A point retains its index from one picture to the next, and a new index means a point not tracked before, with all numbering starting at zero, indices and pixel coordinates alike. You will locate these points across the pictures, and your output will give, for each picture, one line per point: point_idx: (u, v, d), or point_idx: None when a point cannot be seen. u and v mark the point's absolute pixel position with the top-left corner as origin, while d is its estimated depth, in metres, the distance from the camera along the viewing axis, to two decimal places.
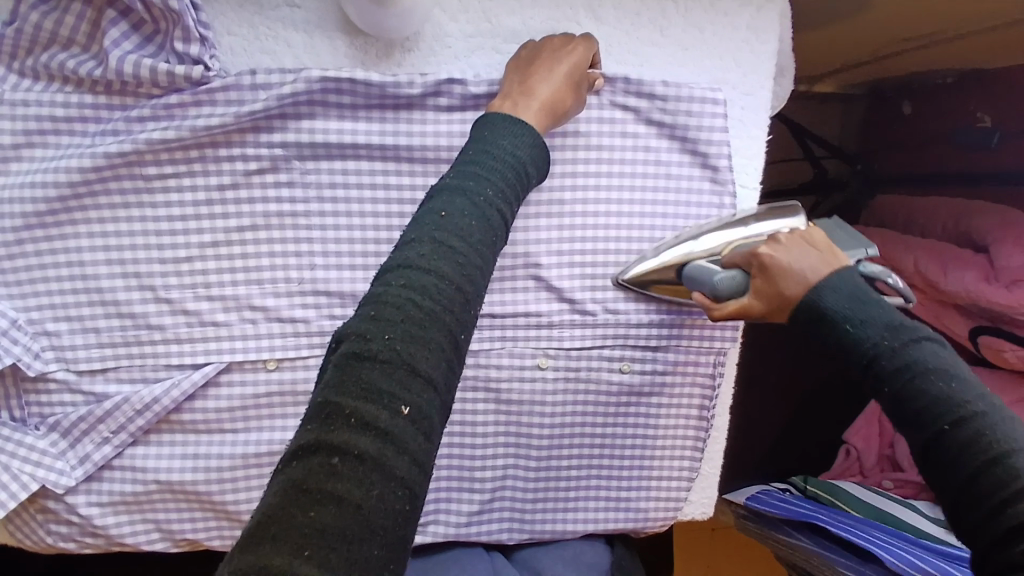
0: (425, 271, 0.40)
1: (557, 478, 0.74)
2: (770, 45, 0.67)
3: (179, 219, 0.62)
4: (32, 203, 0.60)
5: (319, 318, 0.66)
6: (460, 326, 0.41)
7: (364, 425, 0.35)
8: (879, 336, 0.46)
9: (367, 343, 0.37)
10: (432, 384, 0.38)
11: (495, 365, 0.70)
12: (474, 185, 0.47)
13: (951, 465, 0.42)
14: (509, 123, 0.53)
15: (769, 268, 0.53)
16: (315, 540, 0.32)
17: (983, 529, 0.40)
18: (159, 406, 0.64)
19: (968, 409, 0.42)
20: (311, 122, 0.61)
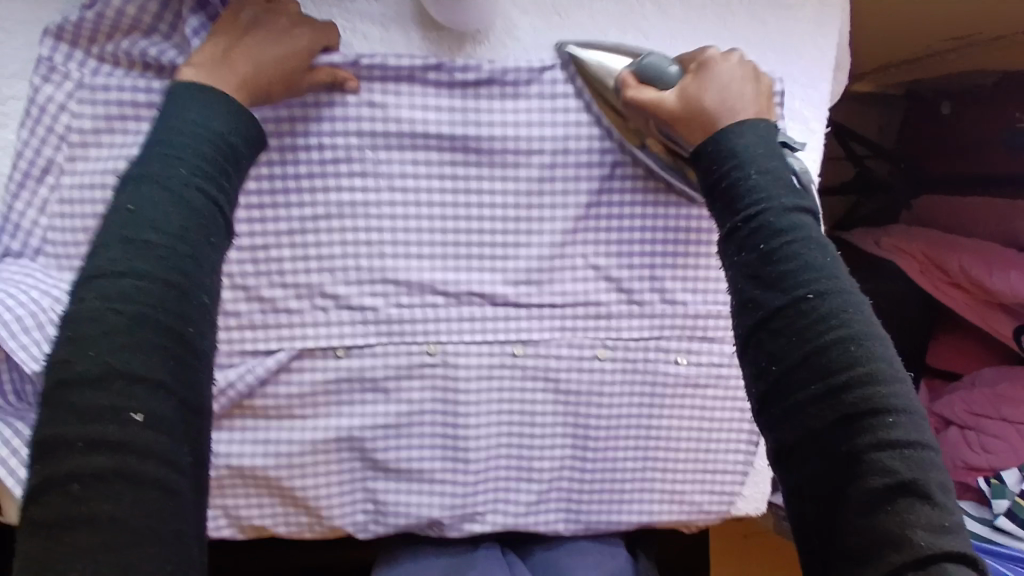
0: (119, 277, 0.45)
1: (612, 469, 0.73)
2: (829, 40, 0.70)
3: (255, 206, 0.64)
4: (110, 187, 0.61)
5: (387, 305, 0.67)
6: (175, 316, 0.46)
7: (95, 441, 0.42)
8: (765, 193, 0.51)
9: (70, 367, 0.44)
10: (150, 380, 0.44)
11: (555, 355, 0.70)
12: (162, 174, 0.49)
13: (796, 332, 0.46)
14: (205, 104, 0.53)
15: (706, 69, 0.60)
16: (68, 546, 0.40)
17: (834, 423, 0.43)
18: (234, 390, 0.66)
19: (828, 282, 0.47)
20: (385, 111, 0.63)
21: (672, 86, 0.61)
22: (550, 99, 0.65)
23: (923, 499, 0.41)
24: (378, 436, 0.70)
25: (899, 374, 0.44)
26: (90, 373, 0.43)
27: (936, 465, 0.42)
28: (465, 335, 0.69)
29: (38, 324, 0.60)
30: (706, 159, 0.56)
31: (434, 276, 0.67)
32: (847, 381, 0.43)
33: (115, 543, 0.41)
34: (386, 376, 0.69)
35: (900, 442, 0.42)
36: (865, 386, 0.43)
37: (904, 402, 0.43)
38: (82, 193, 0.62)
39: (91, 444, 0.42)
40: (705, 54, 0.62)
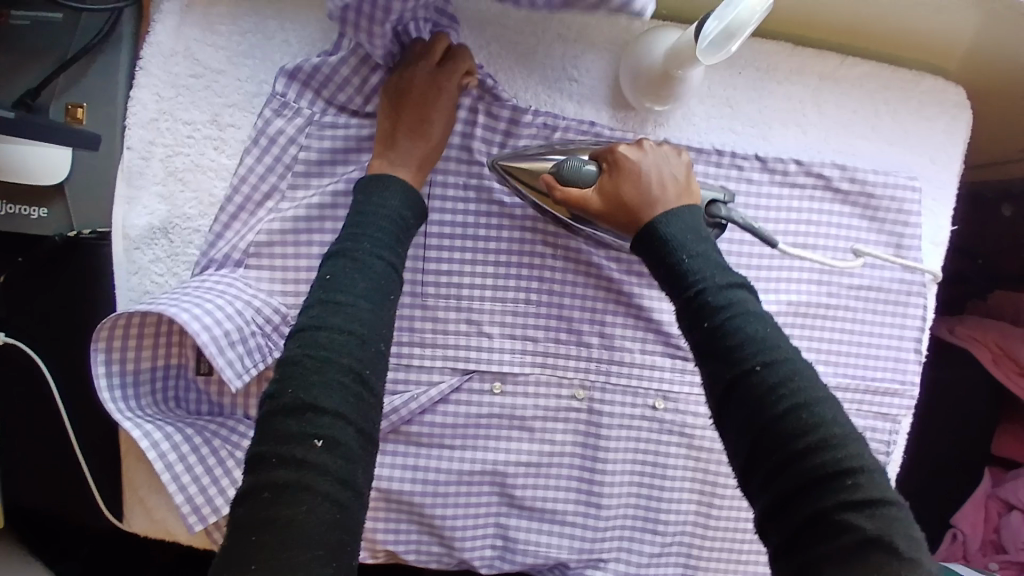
0: (317, 326, 0.49)
1: (736, 528, 0.76)
2: (960, 148, 0.77)
3: (449, 246, 0.70)
4: (315, 208, 0.67)
5: (547, 339, 0.72)
6: (361, 362, 0.49)
7: (287, 459, 0.45)
8: (702, 268, 0.53)
9: (278, 398, 0.47)
10: (339, 414, 0.46)
11: (693, 412, 0.75)
12: (359, 247, 0.54)
13: (758, 407, 0.47)
14: (385, 186, 0.59)
15: (620, 165, 0.61)
16: (261, 560, 0.43)
17: (801, 490, 0.45)
18: (396, 416, 0.70)
19: (777, 352, 0.48)
20: None
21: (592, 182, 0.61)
22: (718, 180, 0.72)
23: (890, 554, 0.42)
24: (520, 474, 0.73)
25: (852, 434, 0.46)
26: (285, 407, 0.46)
27: (898, 524, 0.44)
28: (612, 383, 0.73)
29: (243, 339, 0.64)
30: (650, 239, 0.56)
31: (591, 326, 0.73)
32: (807, 448, 0.45)
33: (291, 545, 0.43)
34: (534, 417, 0.73)
35: (865, 501, 0.43)
36: (829, 449, 0.45)
37: (863, 462, 0.45)
38: (295, 209, 0.67)
39: (283, 459, 0.45)
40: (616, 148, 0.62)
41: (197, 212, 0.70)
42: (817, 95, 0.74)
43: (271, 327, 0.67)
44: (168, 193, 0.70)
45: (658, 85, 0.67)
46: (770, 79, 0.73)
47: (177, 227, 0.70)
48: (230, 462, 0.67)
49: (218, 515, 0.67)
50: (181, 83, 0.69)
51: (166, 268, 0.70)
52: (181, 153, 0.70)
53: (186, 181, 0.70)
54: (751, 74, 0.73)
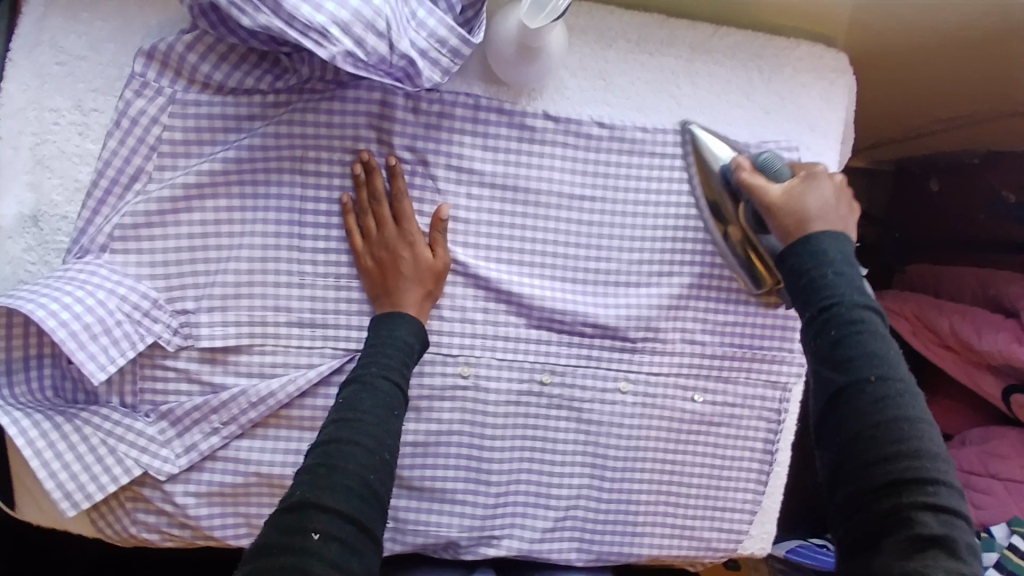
0: (338, 439, 0.53)
1: (628, 499, 0.77)
2: (837, 114, 0.77)
3: (325, 227, 0.69)
4: (182, 185, 0.66)
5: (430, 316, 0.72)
6: (386, 445, 0.55)
7: (290, 549, 0.46)
8: (839, 290, 0.55)
9: (293, 495, 0.49)
10: (337, 511, 0.48)
11: (580, 386, 0.75)
12: (367, 371, 0.60)
13: (856, 418, 0.50)
14: (389, 321, 0.66)
15: (811, 177, 0.64)
16: None
17: (844, 425, 0.50)
18: (274, 400, 0.68)
19: (846, 293, 0.55)
20: (449, 148, 0.69)
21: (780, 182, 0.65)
22: (595, 152, 0.72)
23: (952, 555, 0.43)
24: (407, 454, 0.72)
25: (905, 377, 0.51)
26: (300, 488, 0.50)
27: (943, 471, 0.47)
28: (496, 358, 0.73)
29: (107, 330, 0.64)
30: (802, 255, 0.58)
31: (474, 303, 0.72)
32: (853, 379, 0.51)
33: None
34: (420, 395, 0.72)
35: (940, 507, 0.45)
36: (875, 384, 0.50)
37: (941, 479, 0.46)
38: (158, 191, 0.66)
39: (288, 546, 0.46)
40: (812, 167, 0.66)
41: (64, 198, 0.69)
42: (690, 65, 0.74)
43: (140, 313, 0.66)
44: (35, 180, 0.69)
45: (521, 54, 0.66)
46: (642, 51, 0.73)
47: (48, 215, 0.69)
48: (103, 450, 0.67)
49: (90, 501, 0.67)
50: (45, 71, 0.69)
51: (38, 257, 0.69)
52: (47, 139, 0.69)
53: (53, 168, 0.69)
54: (622, 46, 0.73)
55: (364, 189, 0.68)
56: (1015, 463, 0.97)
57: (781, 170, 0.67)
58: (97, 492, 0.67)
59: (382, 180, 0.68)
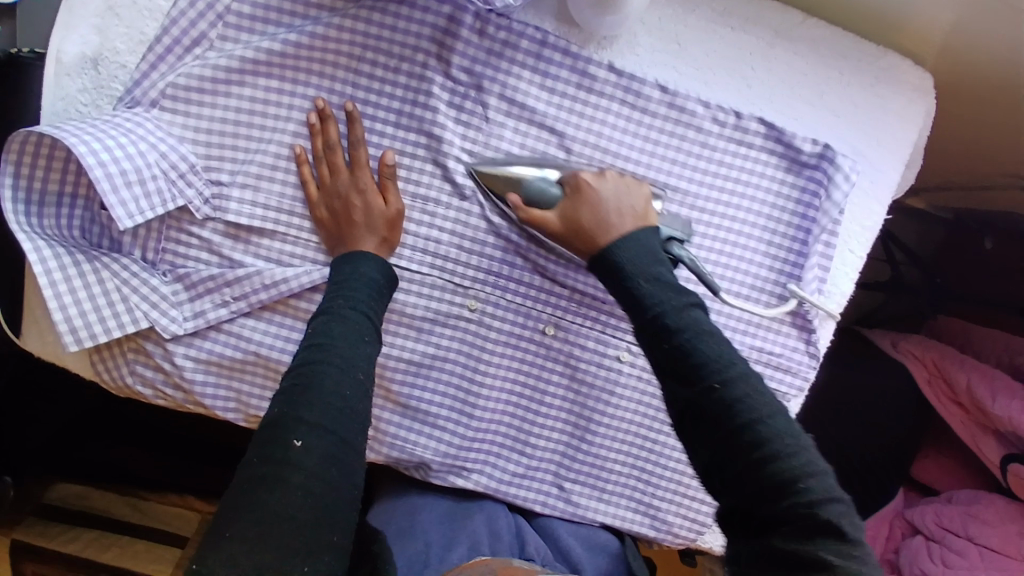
0: (309, 357, 0.58)
1: (602, 466, 0.78)
2: (908, 134, 0.74)
3: (370, 131, 0.69)
4: (237, 60, 0.67)
5: (449, 244, 0.72)
6: (355, 367, 0.59)
7: (270, 449, 0.54)
8: (660, 297, 0.57)
9: (279, 401, 0.57)
10: (318, 427, 0.55)
11: (582, 345, 0.75)
12: (335, 302, 0.62)
13: (711, 420, 0.52)
14: (357, 256, 0.66)
15: (579, 193, 0.64)
16: (261, 496, 0.52)
17: (744, 468, 0.50)
18: (285, 287, 0.70)
19: (680, 315, 0.55)
20: (505, 79, 0.69)
21: (554, 207, 0.65)
22: (648, 115, 0.71)
23: (843, 538, 0.47)
24: (400, 370, 0.73)
25: (773, 406, 0.52)
26: (276, 412, 0.56)
27: (829, 497, 0.48)
28: (505, 299, 0.73)
29: (141, 182, 0.66)
30: (630, 270, 0.59)
31: (495, 241, 0.72)
32: (716, 415, 0.51)
33: (279, 482, 0.52)
34: (423, 318, 0.73)
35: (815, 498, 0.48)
36: (745, 414, 0.51)
37: (811, 465, 0.49)
38: (217, 59, 0.67)
39: (271, 439, 0.54)
40: (582, 175, 0.65)
41: (127, 48, 0.70)
42: (768, 49, 0.72)
43: (176, 174, 0.68)
44: (103, 26, 0.70)
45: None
46: (723, 24, 0.71)
47: (109, 60, 0.70)
48: (117, 297, 0.70)
49: (93, 341, 0.70)
50: None
51: (91, 100, 0.70)
52: None
53: (122, 17, 0.70)
54: (704, 14, 0.71)
55: (319, 137, 0.68)
56: (997, 532, 0.98)
57: (552, 188, 0.65)
58: (104, 334, 0.70)
59: (336, 127, 0.68)
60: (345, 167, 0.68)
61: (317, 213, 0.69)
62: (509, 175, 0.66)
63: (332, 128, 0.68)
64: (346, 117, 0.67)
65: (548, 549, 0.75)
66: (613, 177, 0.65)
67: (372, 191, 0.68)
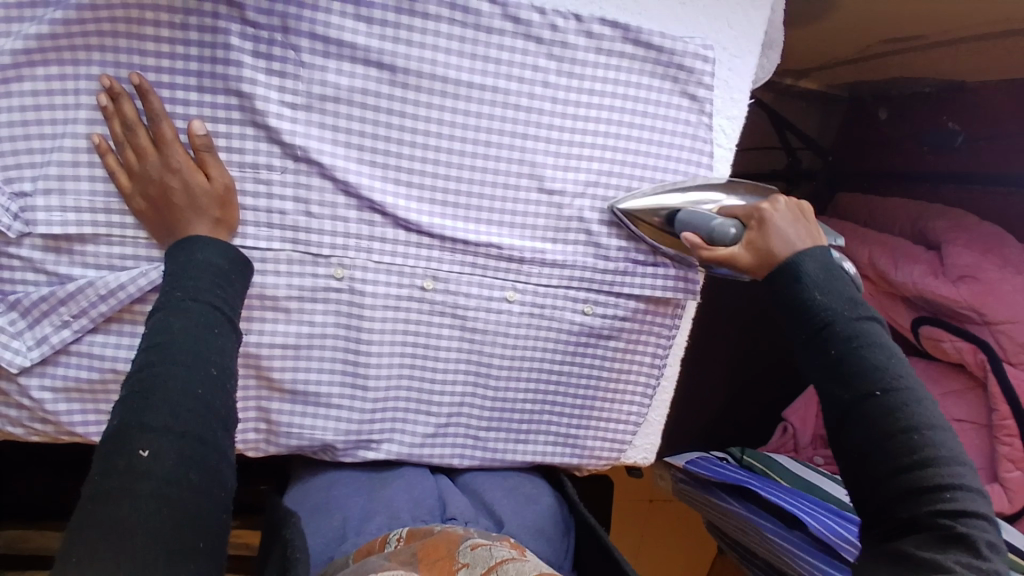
0: (153, 356, 0.53)
1: (511, 408, 0.77)
2: (758, 12, 0.70)
3: (181, 105, 0.62)
4: (4, 50, 0.58)
5: (296, 213, 0.66)
6: (211, 360, 0.55)
7: (114, 462, 0.49)
8: (830, 298, 0.58)
9: (121, 410, 0.52)
10: (153, 461, 0.49)
11: (464, 293, 0.72)
12: (173, 296, 0.57)
13: (878, 435, 0.54)
14: (192, 244, 0.61)
15: (766, 227, 0.64)
16: (104, 518, 0.46)
17: (889, 476, 0.53)
18: (124, 294, 0.64)
19: (867, 338, 0.56)
20: (315, 17, 0.62)
21: (738, 244, 0.65)
22: (480, 32, 0.65)
23: (976, 532, 0.49)
24: (277, 356, 0.69)
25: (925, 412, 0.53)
26: (117, 422, 0.51)
27: (976, 510, 0.51)
28: (372, 261, 0.69)
29: None
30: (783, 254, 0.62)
31: (345, 200, 0.67)
32: (886, 433, 0.53)
33: (128, 497, 0.47)
34: (289, 297, 0.68)
35: (951, 475, 0.51)
36: (910, 435, 0.53)
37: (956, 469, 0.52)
38: None
39: (115, 453, 0.49)
40: (761, 206, 0.65)
41: None
42: None
43: None
44: None
45: None
46: None
47: None
48: None
49: None
50: None
51: None
52: None
53: None
54: None
55: (115, 120, 0.61)
56: None
57: (733, 225, 0.65)
58: None
59: (131, 104, 0.61)
60: (151, 147, 0.62)
61: (136, 204, 0.63)
62: (651, 203, 0.70)
63: (127, 106, 0.61)
64: (138, 89, 0.60)
65: (472, 507, 0.74)
66: (809, 209, 0.66)
67: (188, 168, 0.62)
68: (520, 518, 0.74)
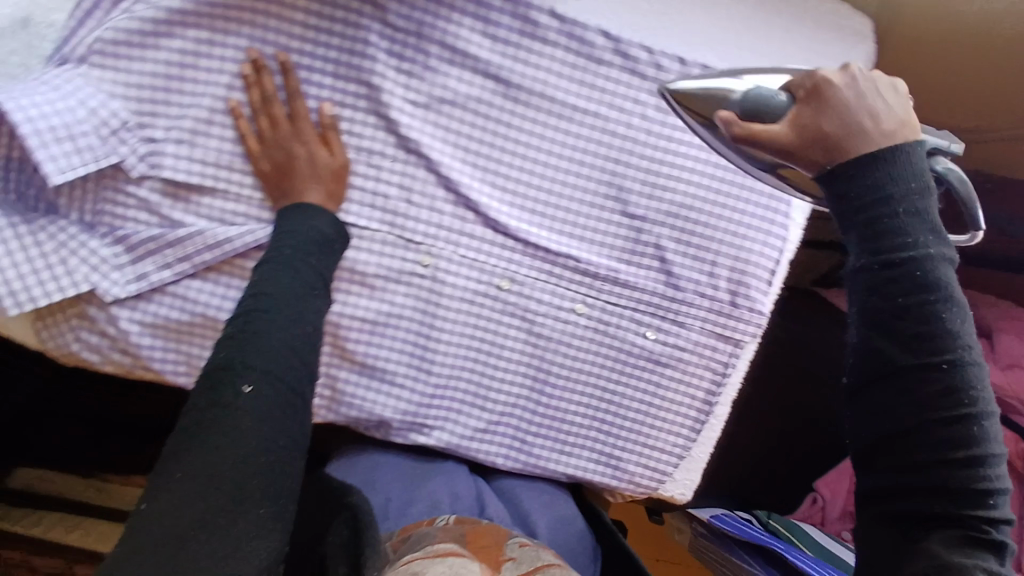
0: (257, 305, 0.57)
1: (561, 419, 0.79)
2: None
3: (311, 85, 0.67)
4: (165, 10, 0.64)
5: (397, 198, 0.71)
6: (305, 319, 0.59)
7: (214, 400, 0.52)
8: (901, 180, 0.45)
9: (225, 348, 0.55)
10: (253, 406, 0.52)
11: (537, 299, 0.75)
12: (282, 254, 0.62)
13: (935, 389, 0.46)
14: (303, 211, 0.66)
15: (823, 97, 0.49)
16: (199, 454, 0.50)
17: (892, 430, 0.47)
18: (229, 247, 0.68)
19: (916, 249, 0.45)
20: (447, 25, 0.67)
21: (786, 120, 0.50)
22: (595, 61, 0.70)
23: (999, 550, 0.45)
24: (354, 329, 0.73)
25: (956, 349, 0.45)
26: (220, 360, 0.54)
27: (995, 503, 0.45)
28: (457, 254, 0.73)
29: (71, 137, 0.64)
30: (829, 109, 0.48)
31: (444, 194, 0.71)
32: (898, 368, 0.46)
33: (219, 441, 0.50)
34: (375, 275, 0.72)
35: (978, 449, 0.45)
36: (936, 381, 0.45)
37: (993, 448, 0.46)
38: (144, 9, 0.64)
39: (213, 391, 0.52)
40: (822, 71, 0.50)
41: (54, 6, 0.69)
42: None
43: (109, 131, 0.65)
44: None
45: None
46: None
47: (37, 20, 0.68)
48: (55, 261, 0.67)
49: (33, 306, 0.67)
50: None
51: (21, 61, 0.68)
52: None
53: None
54: None
55: (255, 90, 0.66)
56: None
57: (783, 96, 0.50)
58: (39, 301, 0.67)
59: (273, 79, 0.66)
60: (286, 118, 0.67)
61: (260, 168, 0.67)
62: (712, 87, 0.55)
63: (270, 78, 0.66)
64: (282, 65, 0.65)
65: (508, 514, 0.76)
66: (886, 76, 0.51)
67: (314, 143, 0.67)
68: (551, 532, 0.76)
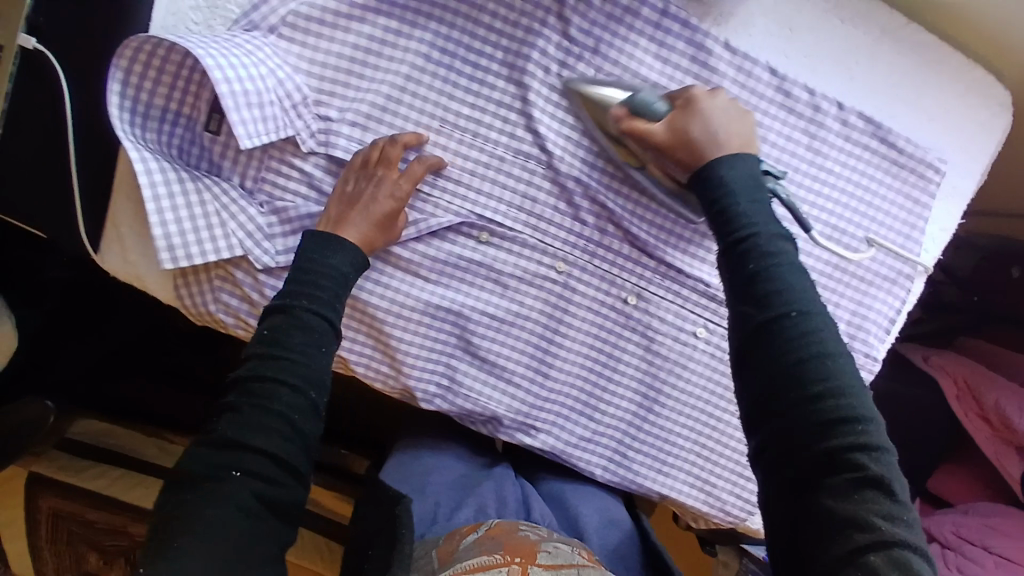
0: (255, 375, 0.56)
1: (666, 439, 0.80)
2: (989, 147, 0.77)
3: (483, 85, 0.70)
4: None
5: (544, 204, 0.73)
6: (309, 384, 0.57)
7: (204, 478, 0.52)
8: (749, 210, 0.54)
9: (223, 406, 0.56)
10: (264, 452, 0.53)
11: (660, 318, 0.77)
12: (297, 300, 0.60)
13: (781, 381, 0.47)
14: (336, 246, 0.65)
15: (692, 106, 0.63)
16: (178, 523, 0.50)
17: (800, 433, 0.46)
18: None
19: (776, 265, 0.51)
20: (621, 46, 0.70)
21: (662, 119, 0.63)
22: (754, 95, 0.72)
23: (893, 500, 0.44)
24: (483, 324, 0.74)
25: (825, 357, 0.48)
26: (233, 399, 0.55)
27: (887, 500, 0.44)
28: (592, 265, 0.75)
29: (260, 105, 0.66)
30: (712, 180, 0.57)
31: (589, 206, 0.73)
32: (790, 383, 0.47)
33: (206, 494, 0.51)
34: (512, 275, 0.74)
35: (868, 445, 0.45)
36: (825, 398, 0.46)
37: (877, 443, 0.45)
38: None
39: (212, 452, 0.53)
40: (691, 92, 0.65)
41: None
42: (875, 45, 0.73)
43: (290, 103, 0.68)
44: None
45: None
46: (834, 15, 0.72)
47: None
48: (216, 222, 0.69)
49: (188, 262, 0.69)
50: None
51: (202, 19, 0.70)
52: None
53: None
54: (819, 4, 0.71)
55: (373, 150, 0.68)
56: (1014, 543, 0.94)
57: (659, 102, 0.64)
58: (195, 257, 0.69)
59: (394, 145, 0.68)
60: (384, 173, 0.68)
61: (335, 202, 0.68)
62: (607, 92, 0.67)
63: (391, 141, 0.68)
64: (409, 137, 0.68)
65: (554, 517, 0.77)
66: (742, 107, 0.65)
67: (386, 198, 0.67)
68: (603, 545, 0.77)
